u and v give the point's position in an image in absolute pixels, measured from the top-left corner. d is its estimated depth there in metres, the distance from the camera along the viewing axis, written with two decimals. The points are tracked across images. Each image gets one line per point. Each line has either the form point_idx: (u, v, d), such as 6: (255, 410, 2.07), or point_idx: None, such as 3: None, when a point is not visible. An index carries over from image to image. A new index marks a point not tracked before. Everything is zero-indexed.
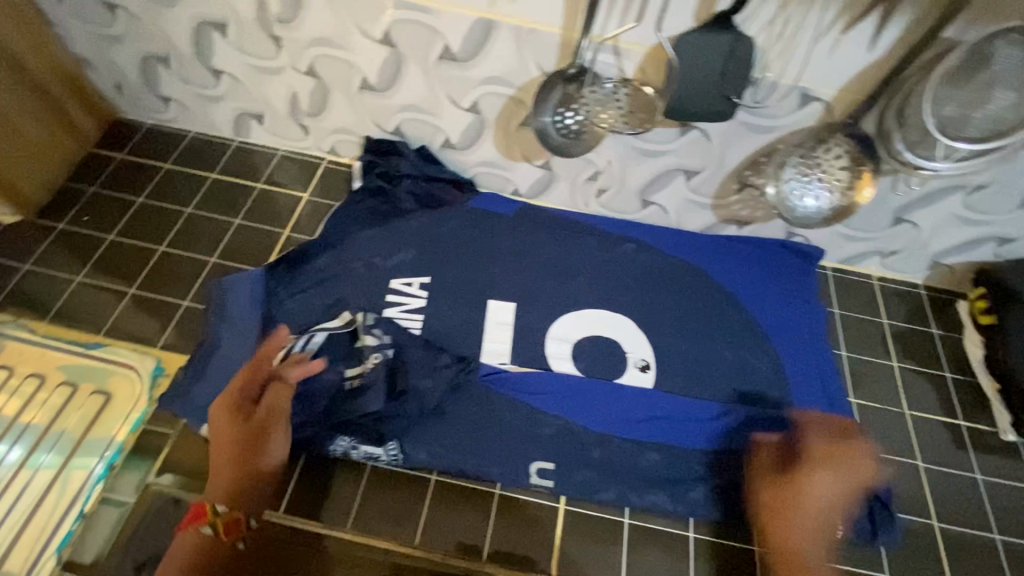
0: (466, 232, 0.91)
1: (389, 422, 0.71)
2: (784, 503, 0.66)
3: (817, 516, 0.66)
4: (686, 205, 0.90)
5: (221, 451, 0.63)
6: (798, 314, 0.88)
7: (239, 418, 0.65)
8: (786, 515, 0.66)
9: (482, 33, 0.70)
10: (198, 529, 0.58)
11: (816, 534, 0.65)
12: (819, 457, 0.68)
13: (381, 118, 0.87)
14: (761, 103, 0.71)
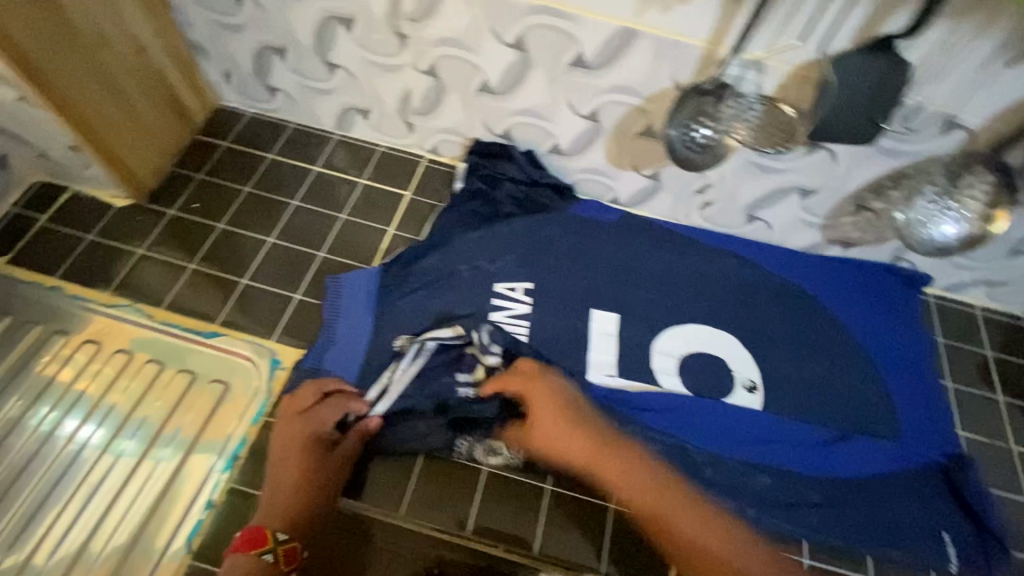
0: (567, 238, 0.90)
1: (507, 428, 0.73)
2: (558, 442, 0.67)
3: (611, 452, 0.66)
4: (793, 223, 0.88)
5: (282, 476, 0.66)
6: (904, 341, 0.87)
7: (297, 442, 0.68)
8: (599, 459, 0.65)
9: (622, 43, 0.69)
10: (258, 557, 0.59)
11: (622, 472, 0.64)
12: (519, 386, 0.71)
13: (492, 121, 0.86)
14: (906, 127, 0.69)
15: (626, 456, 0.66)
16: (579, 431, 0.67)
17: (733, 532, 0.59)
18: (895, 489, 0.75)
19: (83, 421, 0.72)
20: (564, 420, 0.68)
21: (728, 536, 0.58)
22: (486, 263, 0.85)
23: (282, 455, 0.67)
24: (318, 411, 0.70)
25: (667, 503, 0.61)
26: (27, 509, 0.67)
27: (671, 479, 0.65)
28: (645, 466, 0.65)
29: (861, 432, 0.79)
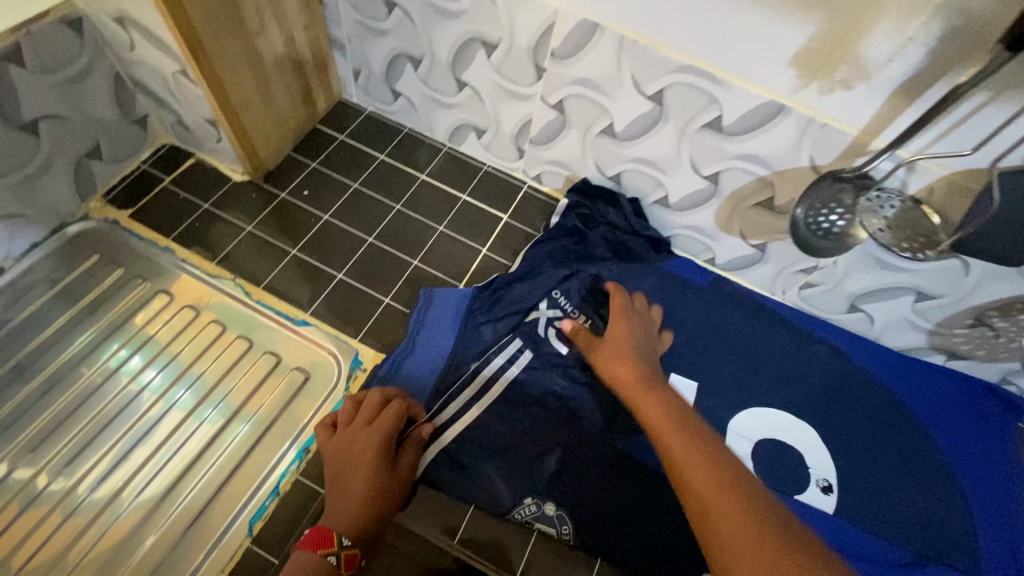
0: (656, 293, 0.88)
1: (565, 501, 0.71)
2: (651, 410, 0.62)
3: (673, 418, 0.59)
4: (899, 323, 0.84)
5: (351, 479, 0.62)
6: (999, 472, 0.81)
7: (363, 441, 0.64)
8: (661, 413, 0.60)
9: (767, 115, 0.67)
10: (322, 558, 0.56)
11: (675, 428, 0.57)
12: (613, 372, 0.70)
13: (606, 163, 0.86)
14: None
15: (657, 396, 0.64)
16: (659, 404, 0.62)
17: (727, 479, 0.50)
18: None
19: (173, 385, 0.75)
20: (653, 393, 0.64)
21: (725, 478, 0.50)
22: (570, 304, 0.84)
23: (353, 458, 0.63)
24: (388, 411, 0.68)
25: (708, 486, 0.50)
26: (107, 461, 0.69)
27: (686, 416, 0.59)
28: (679, 427, 0.57)
29: (937, 560, 0.74)
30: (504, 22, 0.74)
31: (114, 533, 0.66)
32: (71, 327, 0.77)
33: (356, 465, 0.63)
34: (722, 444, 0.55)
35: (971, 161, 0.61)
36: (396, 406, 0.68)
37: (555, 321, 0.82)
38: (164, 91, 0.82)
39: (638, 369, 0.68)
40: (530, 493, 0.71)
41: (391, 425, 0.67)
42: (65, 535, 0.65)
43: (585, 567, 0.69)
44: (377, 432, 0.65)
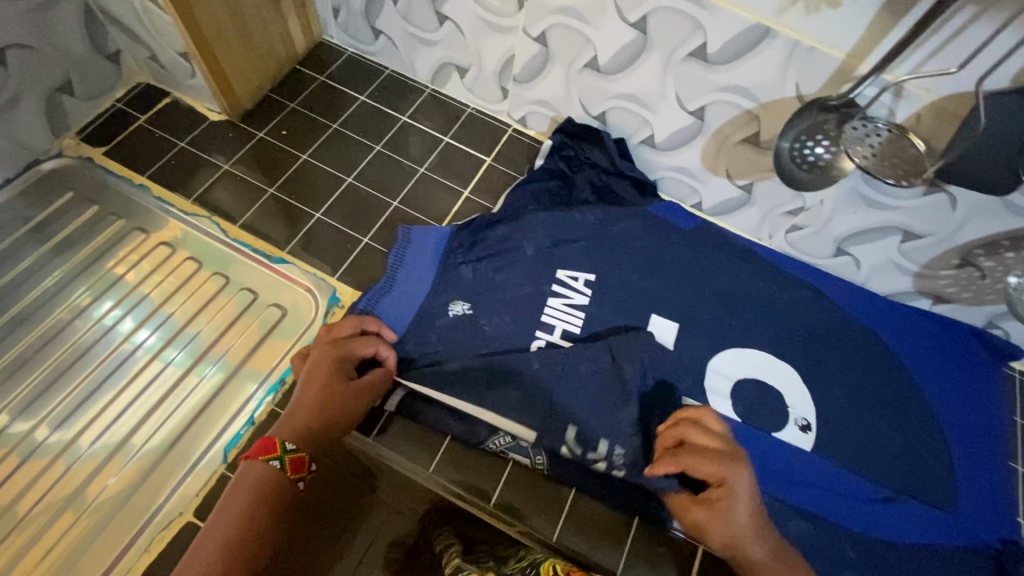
0: (641, 236, 0.87)
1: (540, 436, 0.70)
2: (737, 516, 0.58)
3: (759, 532, 0.58)
4: (886, 266, 0.83)
5: (307, 393, 0.63)
6: (980, 415, 0.80)
7: (325, 362, 0.65)
8: (748, 517, 0.58)
9: (751, 40, 0.65)
10: (265, 462, 0.56)
11: (755, 531, 0.58)
12: (713, 468, 0.60)
13: (590, 102, 0.84)
14: None
15: (768, 534, 0.59)
16: (748, 504, 0.59)
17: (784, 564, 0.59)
18: (942, 566, 0.70)
19: (146, 320, 0.75)
20: (752, 517, 0.58)
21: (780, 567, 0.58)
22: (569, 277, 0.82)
23: (318, 377, 0.64)
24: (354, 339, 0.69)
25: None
26: (81, 393, 0.70)
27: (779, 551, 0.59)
28: (763, 543, 0.58)
29: (913, 497, 0.74)
30: None
31: (87, 462, 0.66)
32: (44, 263, 0.76)
33: (320, 384, 0.63)
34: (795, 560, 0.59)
35: (957, 84, 0.59)
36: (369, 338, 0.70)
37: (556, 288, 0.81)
38: (135, 23, 0.80)
39: (745, 525, 0.58)
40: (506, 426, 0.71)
41: (359, 352, 0.68)
42: (39, 464, 0.66)
43: (559, 498, 0.70)
44: (339, 353, 0.66)
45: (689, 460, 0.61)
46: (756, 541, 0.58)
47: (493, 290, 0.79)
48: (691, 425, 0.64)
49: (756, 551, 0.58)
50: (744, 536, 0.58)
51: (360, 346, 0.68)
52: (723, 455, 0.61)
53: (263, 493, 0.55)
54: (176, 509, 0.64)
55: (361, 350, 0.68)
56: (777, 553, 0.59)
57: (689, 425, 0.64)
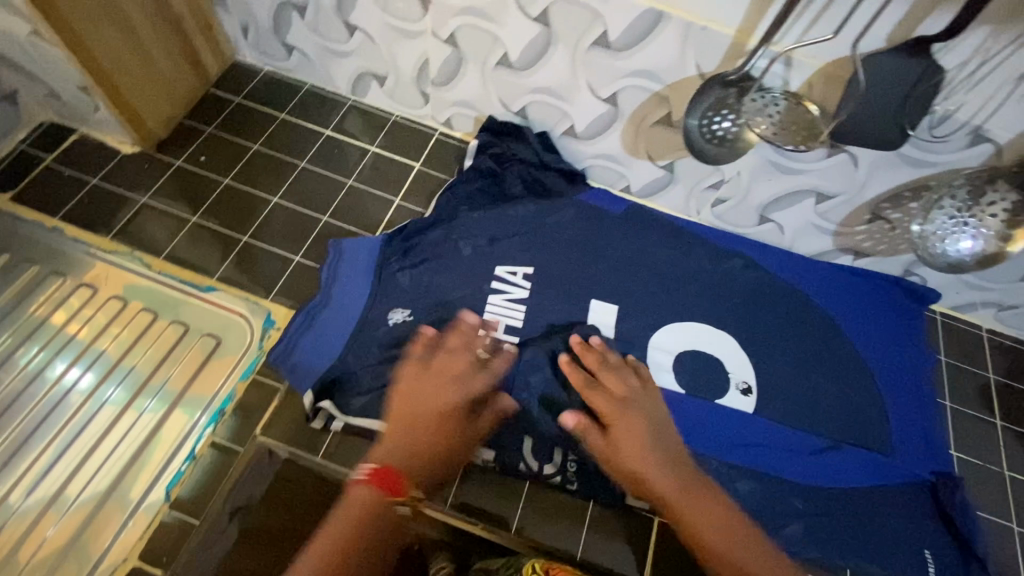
0: (575, 225, 0.89)
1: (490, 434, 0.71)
2: (632, 447, 0.61)
3: (667, 461, 0.60)
4: (807, 228, 0.87)
5: (419, 428, 0.60)
6: (906, 358, 0.85)
7: (436, 394, 0.62)
8: (649, 449, 0.61)
9: (647, 24, 0.68)
10: (391, 505, 0.55)
11: (657, 457, 0.60)
12: (611, 405, 0.66)
13: (509, 98, 0.85)
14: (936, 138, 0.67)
15: (679, 462, 0.61)
16: (644, 437, 0.62)
17: (699, 489, 0.59)
18: (882, 504, 0.74)
19: (78, 358, 0.72)
20: (643, 447, 0.61)
21: (700, 492, 0.58)
22: (509, 271, 0.83)
23: (404, 399, 0.62)
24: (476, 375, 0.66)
25: (694, 509, 0.57)
26: (11, 444, 0.67)
27: (699, 480, 0.60)
28: (667, 477, 0.59)
29: (851, 443, 0.78)
30: None
31: (21, 519, 0.63)
32: None
33: (433, 411, 0.61)
34: (712, 486, 0.60)
35: (836, 50, 0.63)
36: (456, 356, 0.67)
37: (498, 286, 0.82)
38: (28, 60, 0.77)
39: (657, 454, 0.61)
40: None
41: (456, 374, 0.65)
42: None
43: (516, 490, 0.71)
44: (463, 389, 0.64)
45: (597, 399, 0.67)
46: (666, 463, 0.60)
47: (432, 294, 0.79)
48: (596, 367, 0.71)
49: (664, 484, 0.58)
50: (642, 466, 0.60)
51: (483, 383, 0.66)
52: (615, 398, 0.67)
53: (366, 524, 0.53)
54: (121, 555, 0.62)
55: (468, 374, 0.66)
56: (697, 480, 0.60)
57: (602, 367, 0.71)
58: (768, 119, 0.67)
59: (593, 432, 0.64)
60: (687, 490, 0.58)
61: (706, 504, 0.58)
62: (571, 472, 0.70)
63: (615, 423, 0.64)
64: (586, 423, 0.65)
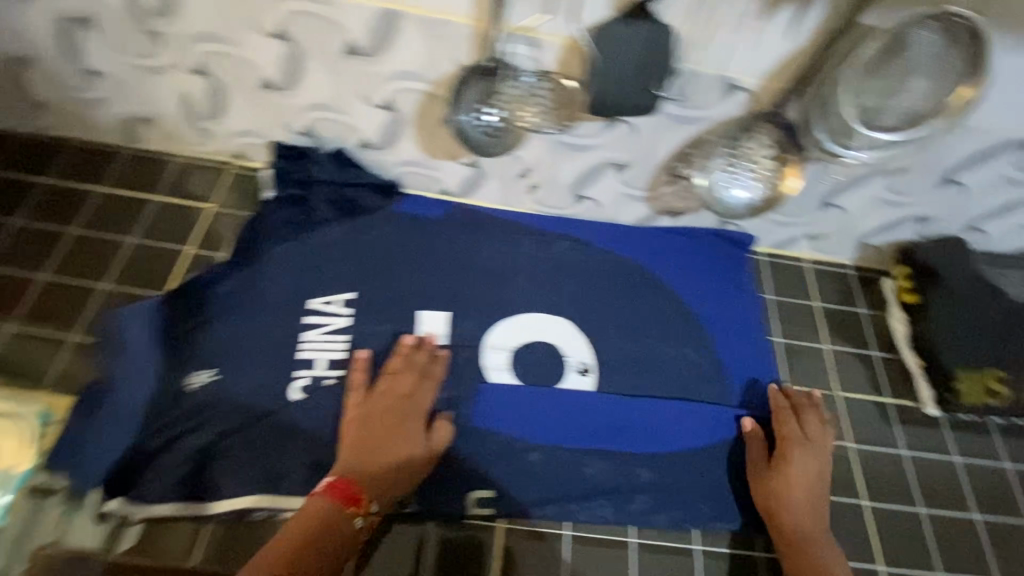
0: (393, 239, 0.85)
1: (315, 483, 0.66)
2: (792, 477, 0.70)
3: (815, 503, 0.69)
4: (620, 198, 0.88)
5: (377, 447, 0.66)
6: (733, 305, 0.89)
7: (384, 414, 0.68)
8: (808, 480, 0.70)
9: (385, 25, 0.65)
10: (350, 517, 0.60)
11: (809, 497, 0.69)
12: (799, 441, 0.74)
13: (289, 120, 0.79)
14: (686, 96, 0.69)
15: (815, 504, 0.69)
16: (806, 469, 0.71)
17: (812, 536, 0.67)
18: (723, 454, 0.76)
19: None
20: (791, 490, 0.70)
21: (816, 536, 0.67)
22: (327, 299, 0.79)
23: (356, 420, 0.68)
24: (421, 392, 0.72)
25: (806, 557, 0.65)
26: None
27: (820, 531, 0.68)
28: (802, 515, 0.68)
29: (691, 399, 0.80)
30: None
31: None
32: None
33: (378, 427, 0.67)
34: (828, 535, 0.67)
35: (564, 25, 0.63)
36: (398, 375, 0.72)
37: (315, 319, 0.77)
38: None
39: (790, 499, 0.69)
40: (272, 486, 0.65)
41: (402, 392, 0.71)
42: None
43: None
44: (405, 407, 0.70)
45: (805, 425, 0.76)
46: (813, 502, 0.69)
47: (239, 345, 0.73)
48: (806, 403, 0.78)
49: (796, 512, 0.68)
50: (789, 504, 0.69)
51: (425, 396, 0.71)
52: (796, 430, 0.75)
53: (322, 533, 0.58)
54: None
55: (410, 391, 0.71)
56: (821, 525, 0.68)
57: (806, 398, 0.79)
58: (530, 105, 0.66)
59: (755, 459, 0.74)
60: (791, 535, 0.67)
61: (819, 547, 0.66)
62: (409, 501, 0.68)
63: (785, 455, 0.73)
64: (753, 444, 0.75)
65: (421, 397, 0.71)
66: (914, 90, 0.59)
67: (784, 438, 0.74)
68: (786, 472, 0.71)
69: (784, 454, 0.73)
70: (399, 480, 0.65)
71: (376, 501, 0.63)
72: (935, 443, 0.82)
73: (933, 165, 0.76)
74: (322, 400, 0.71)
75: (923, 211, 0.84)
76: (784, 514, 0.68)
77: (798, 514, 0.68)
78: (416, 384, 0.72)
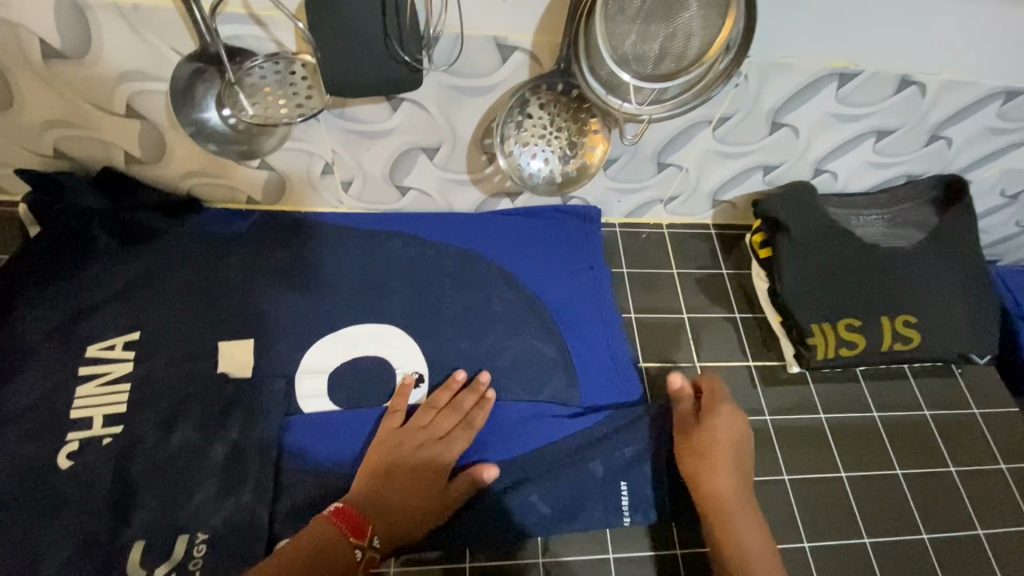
0: (188, 263, 0.74)
1: (80, 562, 0.56)
2: (724, 437, 0.65)
3: (737, 474, 0.63)
4: (446, 184, 0.79)
5: (401, 475, 0.62)
6: (584, 286, 0.82)
7: (434, 443, 0.65)
8: (728, 446, 0.64)
9: (79, 19, 0.55)
10: (352, 547, 0.56)
11: (731, 468, 0.63)
12: (718, 399, 0.68)
13: (31, 142, 0.69)
14: (455, 63, 0.61)
15: (738, 477, 0.63)
16: (726, 431, 0.65)
17: (738, 512, 0.61)
18: (569, 453, 0.69)
19: None
20: (715, 460, 0.63)
21: (741, 513, 0.61)
22: (108, 339, 0.68)
23: (382, 458, 0.63)
24: (453, 427, 0.67)
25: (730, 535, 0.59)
26: None
27: (747, 507, 0.61)
28: (725, 480, 0.62)
29: (537, 395, 0.73)
30: None
31: None
32: None
33: (407, 461, 0.63)
34: (755, 512, 0.61)
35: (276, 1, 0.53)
36: (437, 416, 0.67)
37: (88, 370, 0.66)
38: None
39: (717, 470, 0.63)
40: (28, 573, 0.56)
41: (435, 430, 0.66)
42: None
43: None
44: (444, 448, 0.65)
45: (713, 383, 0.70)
46: (739, 474, 0.63)
47: None
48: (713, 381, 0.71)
49: (721, 475, 0.62)
50: (714, 474, 0.62)
51: (461, 432, 0.66)
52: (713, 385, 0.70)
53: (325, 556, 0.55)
54: None
55: (446, 430, 0.66)
56: (745, 503, 0.62)
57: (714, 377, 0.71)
58: (283, 95, 0.58)
59: (678, 425, 0.67)
60: (718, 511, 0.61)
61: (745, 524, 0.60)
62: (197, 557, 0.58)
63: (706, 423, 0.66)
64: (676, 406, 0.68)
65: (453, 440, 0.65)
66: (684, 25, 0.51)
67: (707, 407, 0.68)
68: (710, 441, 0.65)
69: (711, 421, 0.66)
70: (403, 519, 0.60)
71: (380, 538, 0.58)
72: (802, 403, 0.78)
73: (755, 108, 0.70)
74: (93, 465, 0.61)
75: (765, 158, 0.78)
76: (707, 486, 0.62)
77: (723, 486, 0.62)
78: (453, 426, 0.67)
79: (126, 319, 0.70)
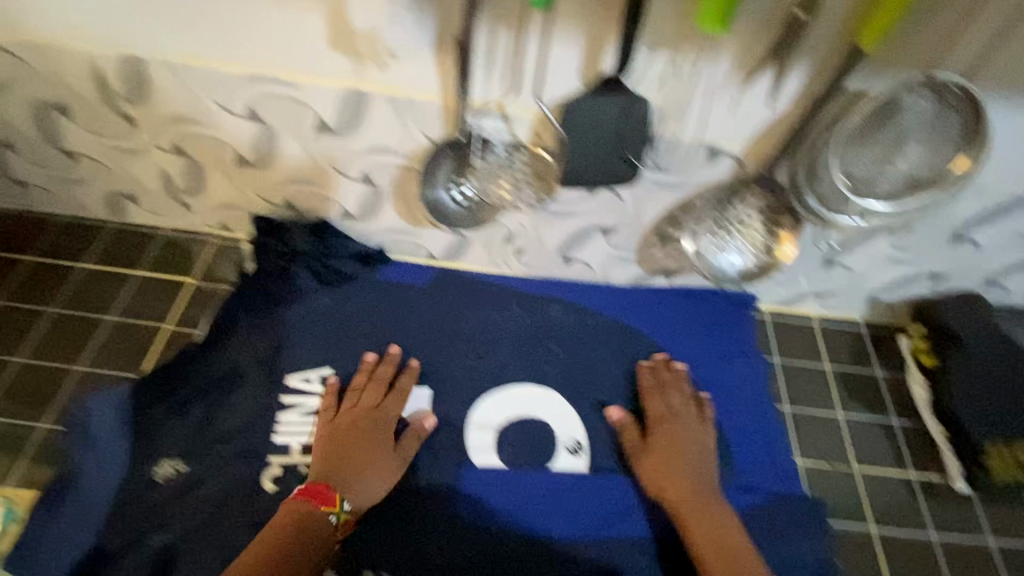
0: (375, 310, 0.82)
1: None
2: (668, 462, 0.70)
3: (691, 470, 0.69)
4: (612, 260, 0.84)
5: (342, 449, 0.67)
6: (738, 372, 0.82)
7: (359, 419, 0.70)
8: (694, 468, 0.70)
9: (355, 105, 0.65)
10: (324, 514, 0.61)
11: (687, 463, 0.70)
12: (669, 416, 0.74)
13: (266, 192, 0.79)
14: (662, 163, 0.66)
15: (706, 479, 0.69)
16: (688, 451, 0.71)
17: (708, 511, 0.65)
18: None
19: None
20: (675, 455, 0.70)
21: (708, 513, 0.65)
22: (307, 373, 0.76)
23: (326, 436, 0.69)
24: (366, 401, 0.72)
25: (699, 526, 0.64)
26: None
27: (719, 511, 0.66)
28: (706, 501, 0.66)
29: None
30: (69, 84, 0.69)
31: None
32: None
33: (348, 437, 0.68)
34: (726, 517, 0.65)
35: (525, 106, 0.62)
36: (367, 392, 0.73)
37: (292, 400, 0.73)
38: None
39: (668, 463, 0.70)
40: None
41: (359, 406, 0.71)
42: None
43: None
44: (372, 418, 0.70)
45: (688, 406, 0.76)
46: (695, 469, 0.69)
47: (209, 429, 0.70)
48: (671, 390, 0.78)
49: (675, 473, 0.69)
50: (660, 464, 0.70)
51: (387, 407, 0.72)
52: (703, 411, 0.76)
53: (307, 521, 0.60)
54: None
55: (369, 405, 0.72)
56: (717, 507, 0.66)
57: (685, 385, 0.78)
58: (507, 175, 0.66)
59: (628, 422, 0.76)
60: (677, 496, 0.67)
61: (708, 519, 0.65)
62: None
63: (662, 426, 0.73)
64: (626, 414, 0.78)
65: (387, 410, 0.72)
66: (908, 157, 0.59)
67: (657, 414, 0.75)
68: (669, 438, 0.72)
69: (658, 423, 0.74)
70: (376, 482, 0.66)
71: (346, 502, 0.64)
72: (969, 524, 0.74)
73: (939, 221, 0.72)
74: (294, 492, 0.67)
75: (936, 268, 0.78)
76: (652, 471, 0.70)
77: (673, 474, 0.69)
78: (382, 398, 0.73)
79: (321, 356, 0.77)
